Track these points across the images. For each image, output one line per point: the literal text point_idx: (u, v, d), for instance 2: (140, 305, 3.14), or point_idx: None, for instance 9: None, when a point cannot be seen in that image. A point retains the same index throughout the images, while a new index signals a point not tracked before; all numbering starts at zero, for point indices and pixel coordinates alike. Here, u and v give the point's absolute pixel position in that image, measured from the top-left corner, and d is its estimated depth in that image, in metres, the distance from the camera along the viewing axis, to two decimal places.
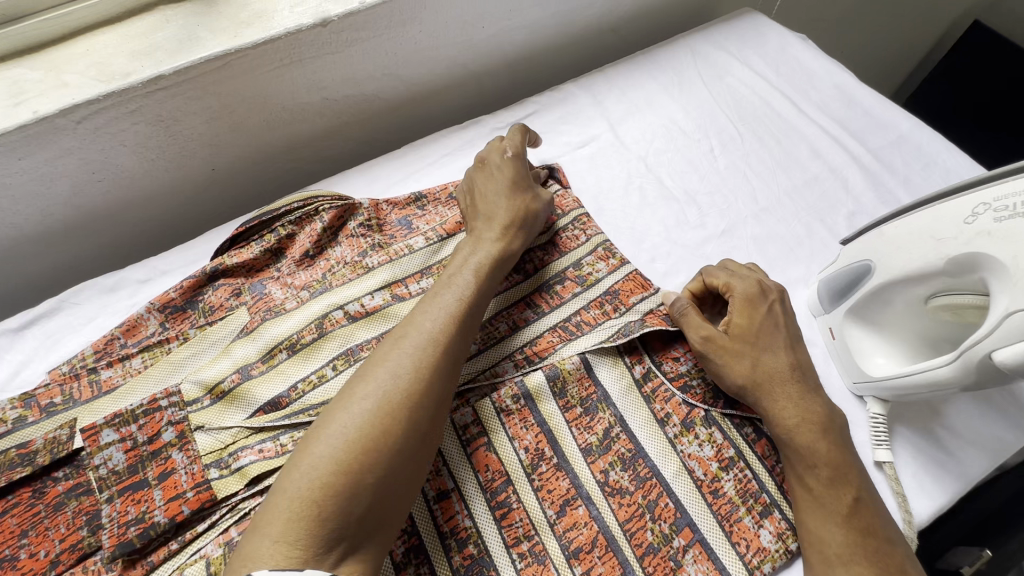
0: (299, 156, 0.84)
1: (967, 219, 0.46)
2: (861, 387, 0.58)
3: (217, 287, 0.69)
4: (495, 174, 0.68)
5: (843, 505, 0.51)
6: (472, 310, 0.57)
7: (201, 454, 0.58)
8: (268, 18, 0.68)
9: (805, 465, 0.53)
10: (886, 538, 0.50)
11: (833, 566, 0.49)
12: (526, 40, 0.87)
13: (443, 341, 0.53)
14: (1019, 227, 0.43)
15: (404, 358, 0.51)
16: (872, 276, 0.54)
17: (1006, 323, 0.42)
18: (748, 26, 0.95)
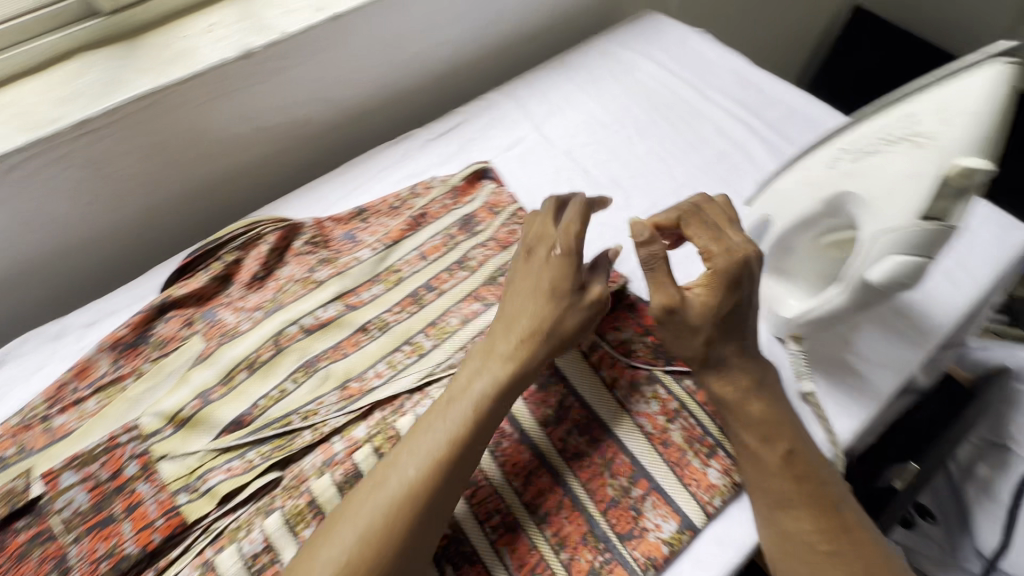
0: (238, 186, 0.85)
1: (830, 165, 0.54)
2: (782, 331, 0.64)
3: (168, 319, 0.70)
4: (533, 273, 0.59)
5: (779, 457, 0.55)
6: (460, 447, 0.52)
7: (167, 482, 0.59)
8: (192, 55, 0.71)
9: (740, 423, 0.57)
10: (819, 477, 0.54)
11: (775, 513, 0.54)
12: (448, 55, 0.93)
13: (419, 488, 0.50)
14: (868, 164, 0.51)
15: (376, 500, 0.49)
16: (769, 227, 0.60)
17: (871, 244, 0.49)
18: (650, 25, 1.04)
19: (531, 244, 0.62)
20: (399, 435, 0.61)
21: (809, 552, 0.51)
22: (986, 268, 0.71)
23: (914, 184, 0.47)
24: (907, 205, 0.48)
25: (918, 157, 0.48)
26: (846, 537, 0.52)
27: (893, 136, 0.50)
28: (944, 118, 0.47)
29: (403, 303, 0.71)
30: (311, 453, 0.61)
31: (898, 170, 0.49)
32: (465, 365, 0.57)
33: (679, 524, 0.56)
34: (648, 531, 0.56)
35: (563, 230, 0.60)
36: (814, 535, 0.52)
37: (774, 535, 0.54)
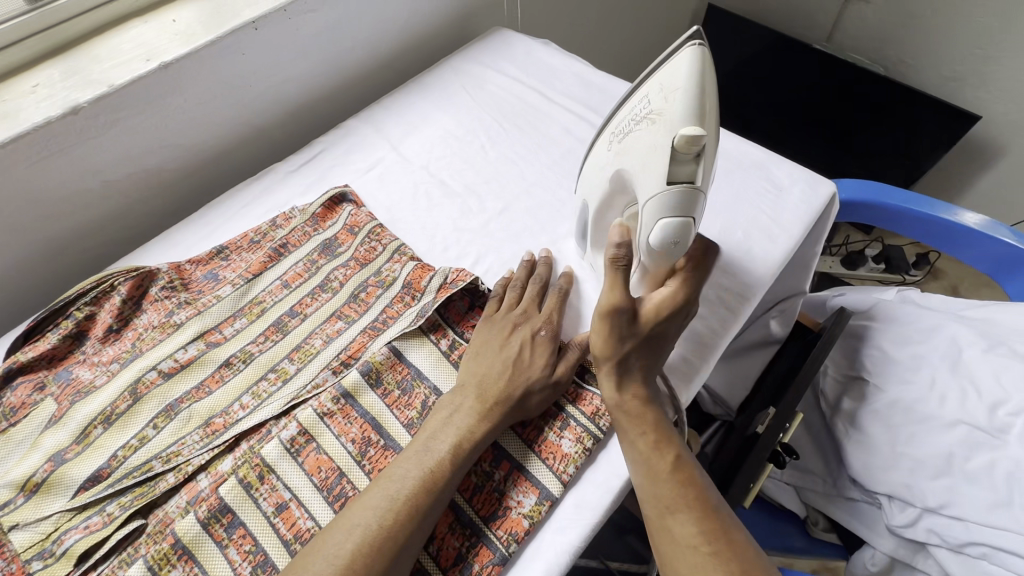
0: (92, 242, 0.84)
1: (610, 149, 0.63)
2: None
3: (16, 386, 0.67)
4: (514, 348, 0.65)
5: (665, 461, 0.56)
6: (434, 488, 0.56)
7: (19, 552, 0.57)
8: (15, 117, 0.70)
9: (637, 431, 0.58)
10: (701, 485, 0.56)
11: (664, 516, 0.54)
12: (301, 89, 0.95)
13: (394, 528, 0.53)
14: (628, 144, 0.59)
15: (348, 539, 0.52)
16: (586, 209, 0.69)
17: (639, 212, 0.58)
18: (498, 40, 1.11)
19: (515, 320, 0.68)
20: (264, 463, 0.61)
21: (692, 554, 0.51)
22: (798, 220, 0.81)
23: (652, 155, 0.54)
24: (651, 173, 0.55)
25: (654, 131, 0.55)
26: (726, 540, 0.52)
27: (640, 115, 0.57)
28: (666, 94, 0.53)
29: (266, 333, 0.72)
30: (175, 495, 0.61)
31: (644, 144, 0.56)
32: (428, 429, 0.60)
33: (538, 496, 0.59)
34: (511, 508, 0.59)
35: (545, 314, 0.69)
36: (697, 537, 0.52)
37: (664, 540, 0.53)
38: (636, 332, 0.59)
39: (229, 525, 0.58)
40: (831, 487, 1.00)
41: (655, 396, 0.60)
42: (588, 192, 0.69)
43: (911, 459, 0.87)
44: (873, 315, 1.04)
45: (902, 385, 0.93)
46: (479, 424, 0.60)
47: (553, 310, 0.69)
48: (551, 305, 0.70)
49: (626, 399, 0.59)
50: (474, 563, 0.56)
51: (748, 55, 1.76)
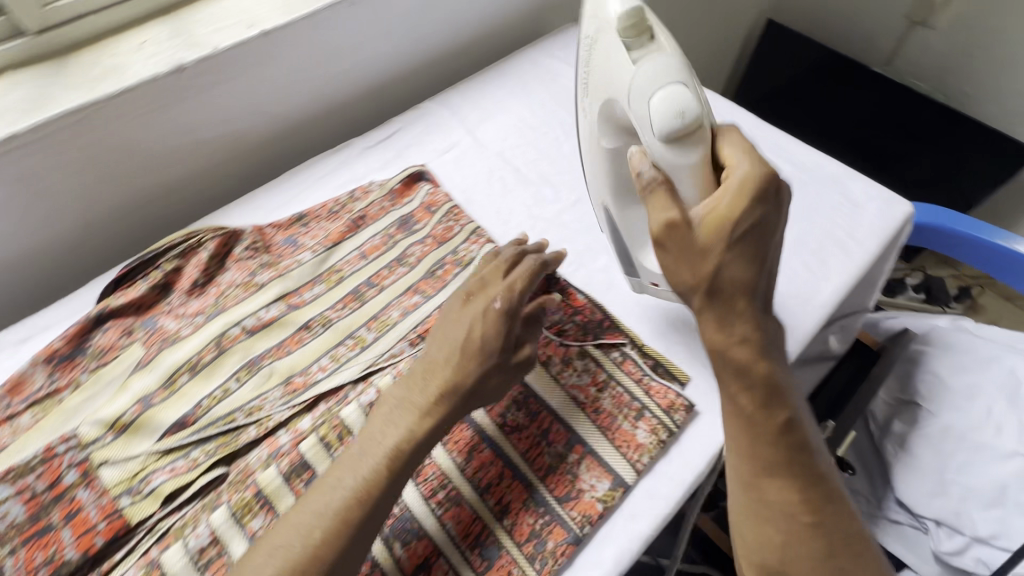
0: (177, 199, 0.86)
1: (583, 116, 0.69)
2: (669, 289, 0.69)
3: (106, 329, 0.70)
4: (466, 321, 0.61)
5: (772, 424, 0.51)
6: (359, 508, 0.51)
7: (109, 487, 0.59)
8: (122, 71, 0.72)
9: (744, 385, 0.51)
10: (809, 448, 0.52)
11: (761, 476, 0.51)
12: (382, 67, 0.97)
13: (318, 549, 0.49)
14: (590, 89, 0.65)
15: (270, 561, 0.49)
16: (609, 209, 0.70)
17: (639, 117, 0.58)
18: (573, 36, 1.12)
19: (470, 289, 0.64)
20: (343, 424, 0.62)
21: (788, 519, 0.50)
22: (872, 236, 0.81)
23: (617, 58, 0.60)
24: (628, 72, 0.59)
25: (606, 50, 0.61)
26: (829, 509, 0.51)
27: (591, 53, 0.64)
28: (597, 19, 0.63)
29: (345, 300, 0.74)
30: (256, 448, 0.62)
31: (603, 66, 0.62)
32: (378, 414, 0.58)
33: (611, 482, 0.60)
34: (584, 491, 0.60)
35: (506, 284, 0.63)
36: (799, 506, 0.50)
37: (755, 500, 0.52)
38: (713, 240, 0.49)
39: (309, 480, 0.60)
40: (875, 508, 0.96)
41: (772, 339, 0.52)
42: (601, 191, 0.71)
43: (960, 487, 0.87)
44: (930, 340, 1.01)
45: (955, 412, 0.92)
46: (420, 424, 0.56)
47: (518, 278, 0.64)
48: (518, 273, 0.64)
49: (733, 340, 0.50)
50: (548, 540, 0.57)
51: (794, 75, 1.77)
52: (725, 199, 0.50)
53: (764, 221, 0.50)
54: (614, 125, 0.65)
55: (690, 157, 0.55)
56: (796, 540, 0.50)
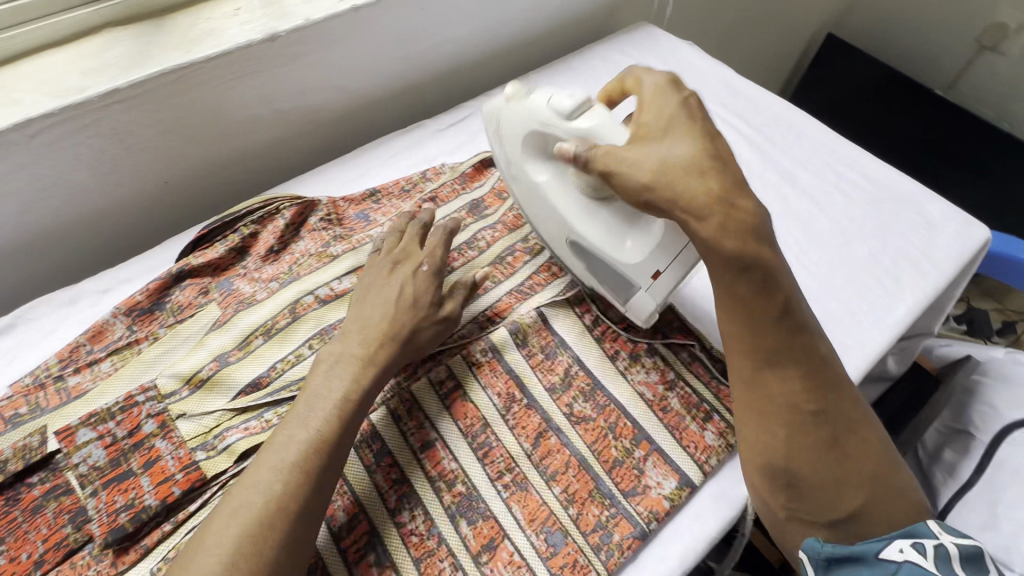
0: (252, 166, 0.87)
1: (523, 187, 0.70)
2: (671, 272, 0.60)
3: (184, 287, 0.71)
4: (395, 283, 0.64)
5: (777, 316, 0.52)
6: (318, 461, 0.52)
7: (186, 440, 0.60)
8: (217, 35, 0.73)
9: (742, 275, 0.50)
10: (812, 334, 0.54)
11: (764, 371, 0.53)
12: (457, 52, 0.97)
13: (282, 502, 0.50)
14: (514, 162, 0.69)
15: (231, 527, 0.48)
16: (587, 233, 0.64)
17: (548, 127, 0.62)
18: (645, 35, 1.11)
19: (395, 258, 0.67)
20: (414, 400, 0.63)
21: (793, 410, 0.53)
22: (950, 258, 0.79)
23: (512, 108, 0.65)
24: (524, 108, 0.64)
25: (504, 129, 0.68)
26: (830, 393, 0.54)
27: (498, 141, 0.70)
28: (490, 123, 0.70)
29: None
30: None
31: (512, 135, 0.67)
32: (318, 371, 0.58)
33: (678, 481, 0.60)
34: (650, 487, 0.60)
35: (426, 250, 0.68)
36: (799, 395, 0.53)
37: (763, 397, 0.54)
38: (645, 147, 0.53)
39: (378, 452, 0.60)
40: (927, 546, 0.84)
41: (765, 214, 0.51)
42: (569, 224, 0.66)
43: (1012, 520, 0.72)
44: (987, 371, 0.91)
45: (1009, 446, 0.79)
46: (364, 372, 0.58)
47: (438, 245, 0.68)
48: (436, 240, 0.68)
49: (721, 230, 0.48)
50: (614, 533, 0.57)
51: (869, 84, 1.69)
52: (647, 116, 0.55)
53: (686, 108, 0.54)
54: (543, 164, 0.67)
55: (598, 118, 0.58)
56: (801, 429, 0.53)
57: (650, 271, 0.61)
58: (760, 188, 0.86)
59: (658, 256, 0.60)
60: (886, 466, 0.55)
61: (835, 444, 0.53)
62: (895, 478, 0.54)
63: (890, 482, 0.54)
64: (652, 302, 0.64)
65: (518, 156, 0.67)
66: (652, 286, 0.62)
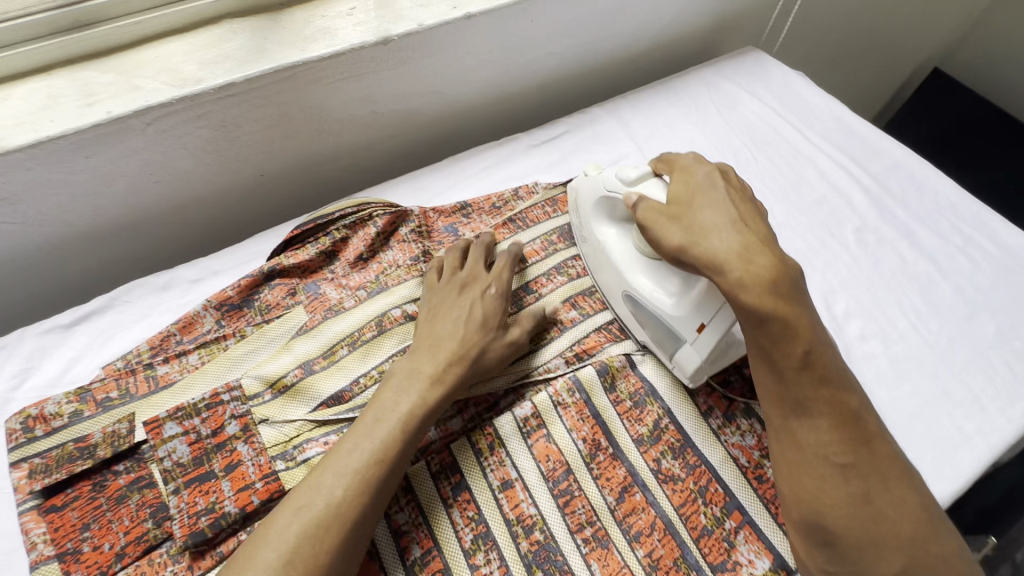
0: (343, 165, 0.87)
1: (588, 245, 0.72)
2: (715, 326, 0.57)
3: (273, 286, 0.71)
4: (466, 304, 0.64)
5: (797, 363, 0.47)
6: (381, 475, 0.51)
7: (266, 447, 0.59)
8: (332, 34, 0.72)
9: (758, 323, 0.47)
10: (838, 384, 0.48)
11: (789, 419, 0.48)
12: (557, 65, 0.94)
13: (341, 509, 0.48)
14: (584, 221, 0.72)
15: (292, 524, 0.47)
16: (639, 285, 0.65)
17: (612, 195, 0.66)
18: (754, 62, 1.05)
19: (464, 279, 0.67)
20: (497, 434, 0.61)
21: (820, 463, 0.47)
22: None
23: (586, 182, 0.72)
24: (595, 181, 0.70)
25: (583, 190, 0.73)
26: (863, 450, 0.47)
27: (575, 203, 0.75)
28: (573, 187, 0.76)
29: None
30: None
31: (586, 196, 0.72)
32: (390, 382, 0.57)
33: (772, 562, 0.56)
34: (741, 565, 0.56)
35: (494, 273, 0.68)
36: (828, 445, 0.47)
37: (787, 446, 0.48)
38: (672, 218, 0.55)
39: (456, 485, 0.58)
40: None
41: (792, 266, 0.49)
42: (624, 276, 0.67)
43: None
44: None
45: None
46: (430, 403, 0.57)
47: (504, 270, 0.68)
48: (500, 263, 0.69)
49: (746, 279, 0.47)
50: None
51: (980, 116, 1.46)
52: (680, 183, 0.58)
53: (717, 181, 0.55)
54: (610, 225, 0.70)
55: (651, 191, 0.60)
56: (832, 484, 0.46)
57: (694, 325, 0.59)
58: (874, 244, 0.80)
59: (701, 309, 0.58)
60: (930, 532, 0.46)
61: (868, 505, 0.46)
62: (945, 550, 0.45)
63: (937, 554, 0.45)
64: (697, 357, 0.60)
65: (586, 219, 0.72)
66: (696, 340, 0.59)
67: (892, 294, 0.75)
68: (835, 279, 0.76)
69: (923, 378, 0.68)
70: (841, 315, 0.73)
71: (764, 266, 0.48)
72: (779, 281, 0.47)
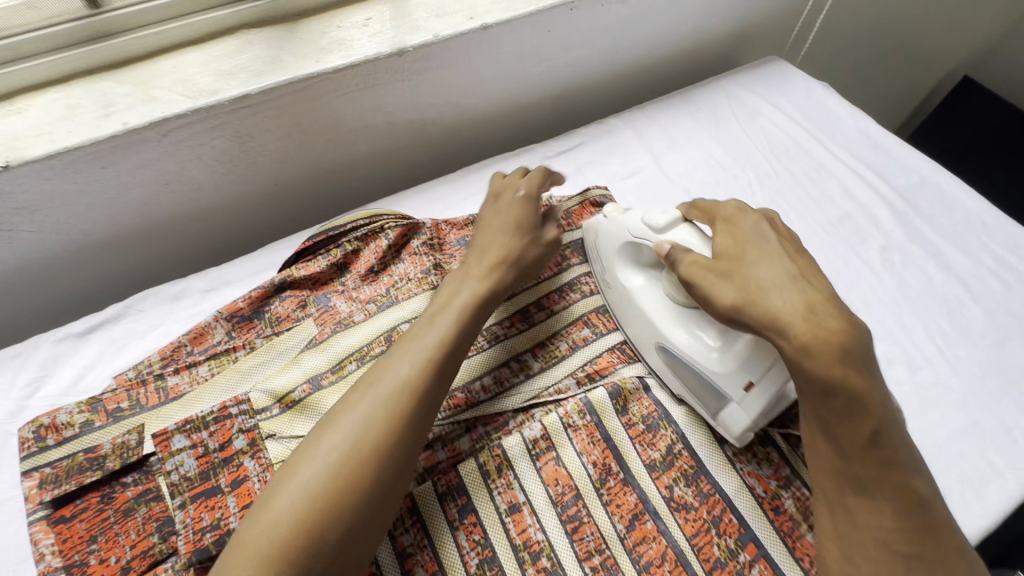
0: (356, 175, 0.86)
1: (615, 295, 0.69)
2: (766, 384, 0.54)
3: (284, 298, 0.71)
4: (501, 210, 0.67)
5: (862, 442, 0.44)
6: (440, 368, 0.53)
7: (272, 462, 0.59)
8: (347, 46, 0.72)
9: (822, 389, 0.44)
10: (906, 466, 0.44)
11: (846, 495, 0.45)
12: (573, 75, 0.92)
13: (404, 398, 0.50)
14: (609, 270, 0.69)
15: (358, 415, 0.48)
16: (675, 340, 0.61)
17: (639, 240, 0.63)
18: (777, 72, 1.02)
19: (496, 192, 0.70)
20: (505, 455, 0.60)
21: (878, 547, 0.43)
22: None
23: (607, 224, 0.69)
24: (617, 224, 0.67)
25: (604, 236, 0.70)
26: (929, 541, 0.43)
27: (597, 250, 0.72)
28: (591, 233, 0.73)
29: (512, 318, 0.70)
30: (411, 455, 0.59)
31: (608, 242, 0.69)
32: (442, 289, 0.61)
33: None
34: None
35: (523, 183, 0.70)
36: (889, 530, 0.43)
37: (841, 523, 0.45)
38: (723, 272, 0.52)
39: (462, 507, 0.57)
40: None
41: (858, 329, 0.46)
42: (658, 329, 0.63)
43: None
44: None
45: None
46: None
47: (534, 180, 0.71)
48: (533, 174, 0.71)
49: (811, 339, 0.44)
50: None
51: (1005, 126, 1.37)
52: (727, 235, 0.55)
53: (768, 236, 0.53)
54: (636, 270, 0.67)
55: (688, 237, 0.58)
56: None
57: (741, 382, 0.55)
58: (901, 264, 0.77)
59: (750, 366, 0.55)
60: None
61: None
62: None
63: None
64: (745, 417, 0.56)
65: (611, 264, 0.69)
66: (744, 399, 0.56)
67: (919, 317, 0.72)
68: (858, 301, 0.74)
69: (951, 407, 0.65)
70: None
71: (833, 330, 0.45)
72: (850, 349, 0.44)
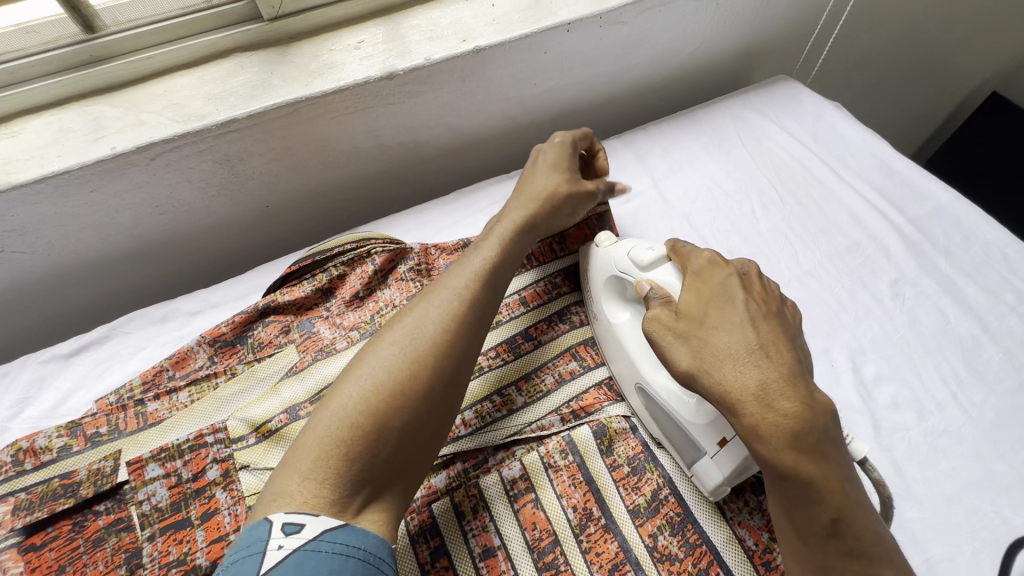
0: (347, 197, 0.86)
1: (600, 328, 0.67)
2: (738, 444, 0.52)
3: (267, 323, 0.70)
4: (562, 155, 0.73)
5: (821, 531, 0.42)
6: (490, 284, 0.57)
7: (244, 495, 0.58)
8: (338, 69, 0.71)
9: (775, 474, 0.44)
10: (877, 559, 0.42)
11: None
12: (571, 96, 0.90)
13: (462, 303, 0.54)
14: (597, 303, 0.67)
15: (421, 319, 0.52)
16: (653, 384, 0.59)
17: (624, 276, 0.61)
18: (786, 92, 0.98)
19: None
20: (481, 496, 0.57)
21: None
22: None
23: (599, 254, 0.68)
24: (607, 256, 0.65)
25: (593, 268, 0.68)
26: None
27: (586, 280, 0.70)
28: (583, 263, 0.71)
29: (498, 349, 0.68)
30: None
31: (597, 276, 0.67)
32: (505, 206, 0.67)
33: None
34: None
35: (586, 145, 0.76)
36: None
37: None
38: (683, 331, 0.50)
39: (434, 550, 0.55)
40: None
41: (820, 412, 0.44)
42: (638, 369, 0.61)
43: None
44: None
45: None
46: None
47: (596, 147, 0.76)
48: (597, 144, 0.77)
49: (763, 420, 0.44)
50: None
51: None
52: (693, 290, 0.53)
53: (734, 295, 0.50)
54: (621, 305, 0.65)
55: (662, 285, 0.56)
56: None
57: (714, 437, 0.53)
58: (913, 299, 0.73)
59: (719, 423, 0.53)
60: None
61: None
62: None
63: None
64: (717, 474, 0.53)
65: (597, 297, 0.67)
66: (716, 454, 0.53)
67: (930, 358, 0.68)
68: (865, 338, 0.70)
69: (963, 457, 0.61)
70: (870, 379, 0.67)
71: (785, 412, 0.43)
72: (801, 434, 0.42)
